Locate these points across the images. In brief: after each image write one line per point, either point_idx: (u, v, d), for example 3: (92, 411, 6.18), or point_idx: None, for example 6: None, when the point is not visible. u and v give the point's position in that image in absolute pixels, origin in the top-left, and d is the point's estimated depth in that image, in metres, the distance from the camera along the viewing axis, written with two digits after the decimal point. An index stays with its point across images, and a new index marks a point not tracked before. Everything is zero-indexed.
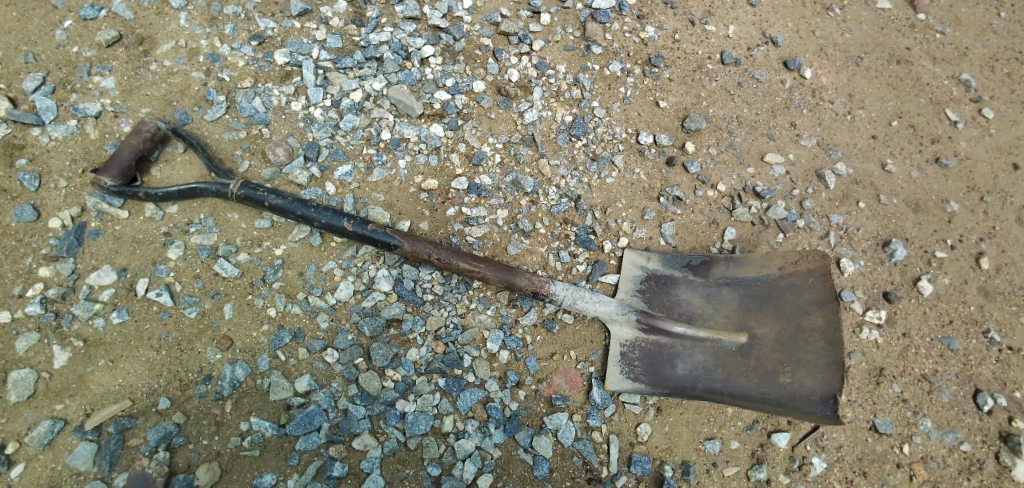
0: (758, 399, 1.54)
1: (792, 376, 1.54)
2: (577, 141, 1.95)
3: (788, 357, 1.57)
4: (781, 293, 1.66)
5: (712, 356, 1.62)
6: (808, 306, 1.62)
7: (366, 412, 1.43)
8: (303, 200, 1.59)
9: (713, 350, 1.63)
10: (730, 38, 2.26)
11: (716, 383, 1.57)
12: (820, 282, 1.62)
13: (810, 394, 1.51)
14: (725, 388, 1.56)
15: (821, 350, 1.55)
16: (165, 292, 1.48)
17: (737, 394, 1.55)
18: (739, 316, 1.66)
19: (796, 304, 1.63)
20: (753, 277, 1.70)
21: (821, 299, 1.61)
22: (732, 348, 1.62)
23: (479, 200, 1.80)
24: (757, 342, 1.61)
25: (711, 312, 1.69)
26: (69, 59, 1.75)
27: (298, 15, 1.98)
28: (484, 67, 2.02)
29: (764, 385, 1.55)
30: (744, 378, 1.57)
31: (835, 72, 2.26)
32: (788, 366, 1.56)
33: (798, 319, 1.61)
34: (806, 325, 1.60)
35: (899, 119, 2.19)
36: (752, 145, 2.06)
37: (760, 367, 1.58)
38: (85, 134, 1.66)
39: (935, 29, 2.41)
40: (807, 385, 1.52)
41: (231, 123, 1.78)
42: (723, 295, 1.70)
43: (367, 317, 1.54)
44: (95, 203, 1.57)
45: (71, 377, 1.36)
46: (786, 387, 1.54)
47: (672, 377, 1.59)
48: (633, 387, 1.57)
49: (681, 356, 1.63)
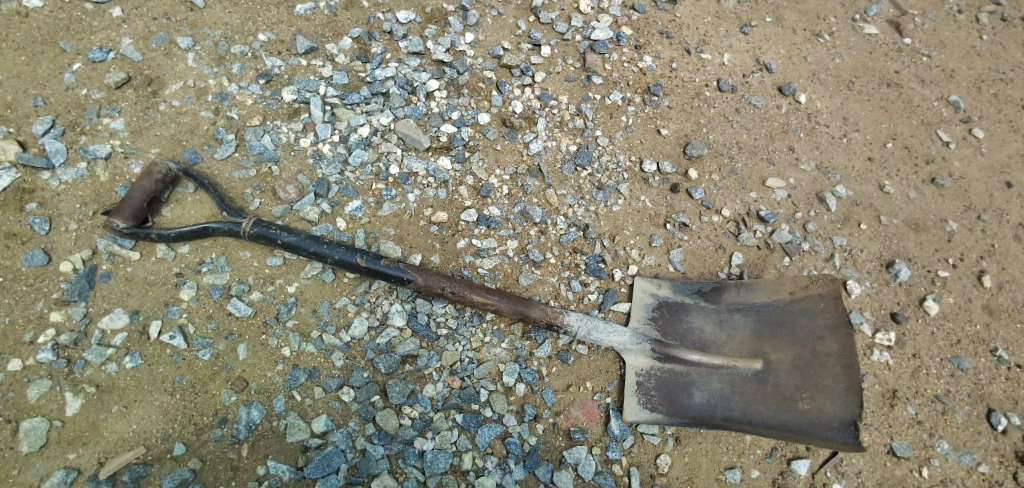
0: (778, 426, 1.54)
1: (810, 402, 1.54)
2: (583, 171, 1.98)
3: (805, 383, 1.57)
4: (793, 318, 1.67)
5: (728, 384, 1.62)
6: (822, 331, 1.62)
7: (384, 451, 1.42)
8: (315, 237, 1.59)
9: (728, 377, 1.63)
10: (725, 65, 2.32)
11: (734, 410, 1.57)
12: (832, 307, 1.64)
13: (829, 420, 1.51)
14: (744, 415, 1.56)
15: (838, 375, 1.55)
16: (178, 334, 1.47)
17: (755, 421, 1.55)
18: (753, 342, 1.67)
19: (810, 329, 1.64)
20: (764, 303, 1.71)
21: (835, 324, 1.62)
22: (748, 374, 1.62)
23: (489, 232, 1.81)
24: (773, 368, 1.62)
25: (725, 338, 1.69)
26: (78, 101, 1.76)
27: (305, 52, 2.01)
28: (489, 100, 2.06)
29: (783, 412, 1.55)
30: (763, 405, 1.57)
31: (828, 96, 2.32)
32: (806, 392, 1.56)
33: (812, 344, 1.62)
34: (820, 349, 1.60)
35: (893, 141, 2.24)
36: (753, 171, 2.10)
37: (777, 394, 1.58)
38: (95, 177, 1.66)
39: (922, 53, 2.49)
40: (826, 411, 1.52)
41: (242, 161, 1.79)
42: (736, 321, 1.71)
43: (382, 354, 1.53)
44: (106, 245, 1.56)
45: (84, 425, 1.34)
46: (805, 414, 1.53)
47: (689, 406, 1.59)
48: (651, 417, 1.56)
49: (697, 384, 1.63)
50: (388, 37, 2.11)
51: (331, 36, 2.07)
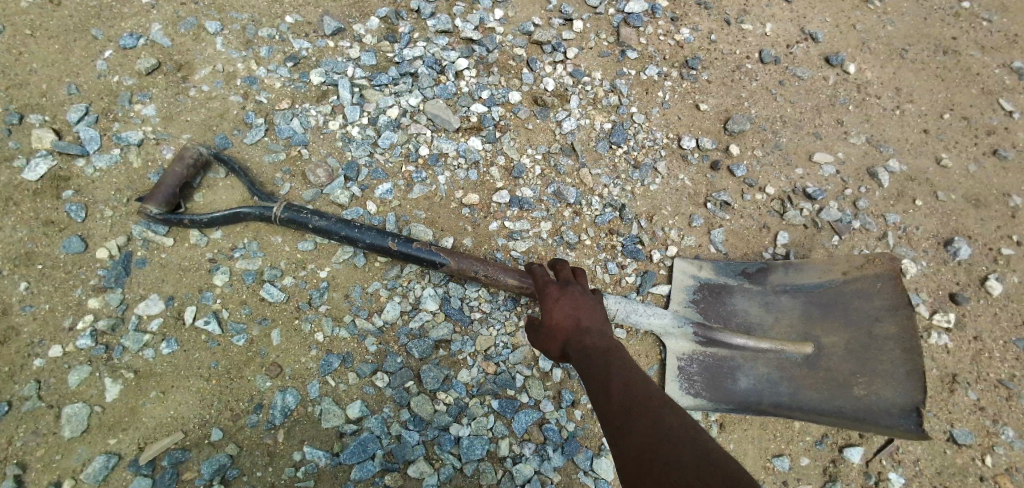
0: (832, 412, 1.45)
1: (867, 387, 1.45)
2: (617, 149, 1.90)
3: (862, 368, 1.48)
4: (848, 299, 1.57)
5: (776, 368, 1.53)
6: (879, 312, 1.52)
7: (420, 437, 1.39)
8: (345, 220, 1.54)
9: (776, 361, 1.54)
10: (768, 36, 2.18)
11: (783, 396, 1.49)
12: (890, 287, 1.53)
13: (890, 406, 1.42)
14: (794, 401, 1.48)
15: (898, 359, 1.46)
16: (213, 319, 1.46)
17: (806, 407, 1.47)
18: (803, 325, 1.58)
19: (865, 311, 1.54)
20: (814, 284, 1.62)
21: (894, 306, 1.51)
22: (798, 359, 1.53)
23: (522, 214, 1.76)
24: (825, 353, 1.53)
25: (772, 321, 1.60)
26: (111, 88, 1.76)
27: (332, 34, 1.96)
28: (519, 78, 1.98)
29: (836, 398, 1.47)
30: (814, 391, 1.49)
31: (879, 66, 2.17)
32: (862, 377, 1.47)
33: (868, 326, 1.52)
34: (878, 332, 1.51)
35: (951, 112, 2.09)
36: (799, 146, 1.98)
37: (830, 379, 1.49)
38: (128, 163, 1.66)
39: (981, 17, 2.30)
40: (885, 397, 1.43)
41: (271, 145, 1.77)
42: (784, 303, 1.62)
43: (416, 339, 1.49)
44: (141, 231, 1.56)
45: (123, 410, 1.35)
46: (862, 400, 1.45)
47: (734, 392, 1.52)
48: (694, 403, 1.51)
49: (743, 369, 1.54)
50: (416, 16, 2.05)
51: (358, 17, 2.01)
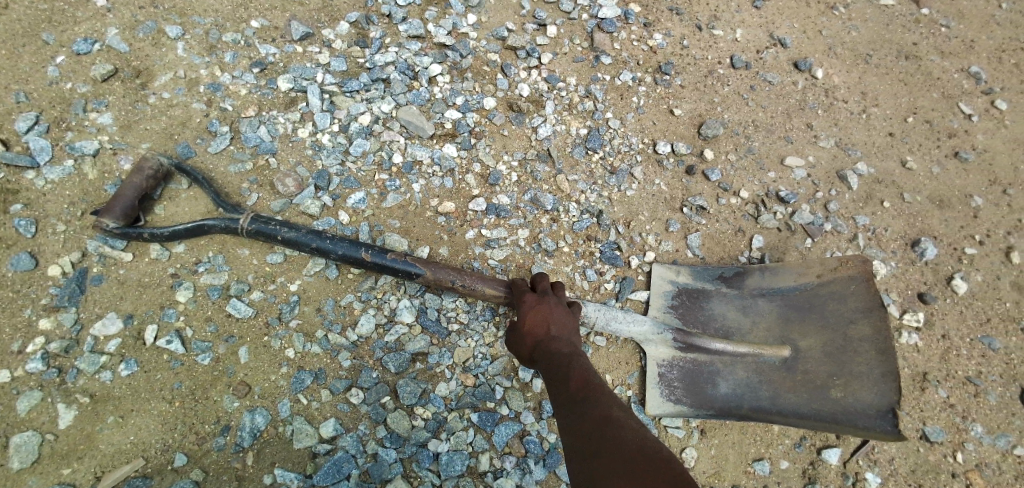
0: (810, 415, 1.47)
1: (844, 389, 1.46)
2: (594, 155, 1.89)
3: (839, 370, 1.49)
4: (823, 301, 1.58)
5: (755, 372, 1.54)
6: (854, 315, 1.53)
7: (397, 455, 1.35)
8: (316, 231, 1.49)
9: (754, 365, 1.55)
10: (738, 41, 2.21)
11: (763, 401, 1.50)
12: (863, 290, 1.54)
13: (866, 408, 1.43)
14: (773, 405, 1.49)
15: (873, 360, 1.46)
16: (175, 338, 1.39)
17: (786, 411, 1.49)
18: (780, 328, 1.59)
19: (841, 313, 1.55)
20: (790, 287, 1.63)
21: (867, 307, 1.52)
22: (776, 362, 1.55)
23: (499, 221, 1.73)
24: (803, 356, 1.54)
25: (749, 325, 1.62)
26: (63, 96, 1.67)
27: (300, 39, 1.91)
28: (493, 83, 1.96)
29: (814, 401, 1.48)
30: (792, 394, 1.50)
31: (846, 71, 2.22)
32: (839, 380, 1.48)
33: (844, 328, 1.53)
34: (853, 334, 1.52)
35: (914, 115, 2.15)
36: (771, 150, 2.01)
37: (808, 382, 1.50)
38: (83, 174, 1.58)
39: (940, 23, 2.38)
40: (862, 399, 1.44)
41: (237, 154, 1.70)
42: (761, 307, 1.63)
43: (391, 352, 1.45)
44: (97, 247, 1.48)
45: (79, 438, 1.27)
46: (839, 402, 1.46)
47: (714, 397, 1.52)
48: (676, 410, 1.51)
49: (723, 374, 1.55)
50: (387, 20, 2.01)
51: (326, 21, 1.96)
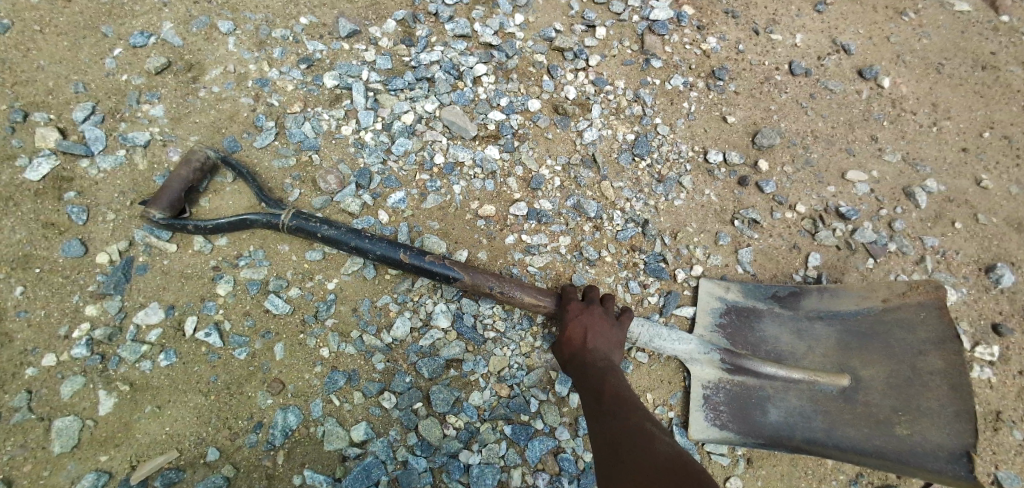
0: (871, 452, 1.35)
1: (910, 426, 1.36)
2: (641, 161, 1.81)
3: (905, 405, 1.38)
4: (888, 328, 1.48)
5: (810, 401, 1.44)
6: (923, 345, 1.43)
7: (427, 464, 1.31)
8: (356, 230, 1.47)
9: (809, 393, 1.44)
10: (798, 47, 2.09)
11: (817, 432, 1.39)
12: (935, 317, 1.44)
13: (936, 449, 1.32)
14: (829, 438, 1.38)
15: (946, 397, 1.36)
16: (214, 332, 1.39)
17: (843, 446, 1.37)
18: (839, 355, 1.48)
19: (908, 342, 1.45)
20: (851, 311, 1.53)
21: (940, 339, 1.42)
22: (833, 392, 1.44)
23: (540, 227, 1.68)
24: (864, 386, 1.43)
25: (804, 350, 1.51)
26: (119, 87, 1.71)
27: (347, 36, 1.90)
28: (539, 85, 1.91)
29: (878, 437, 1.37)
30: (852, 427, 1.39)
31: (915, 80, 2.07)
32: (905, 415, 1.37)
33: (912, 359, 1.42)
34: (922, 366, 1.41)
35: (991, 130, 1.99)
36: (831, 162, 1.88)
37: (869, 415, 1.39)
38: (134, 165, 1.61)
39: (1021, 31, 2.19)
40: (930, 438, 1.33)
41: (281, 150, 1.71)
42: (818, 331, 1.53)
43: (426, 357, 1.41)
44: (143, 237, 1.50)
45: (117, 425, 1.28)
46: (904, 439, 1.35)
47: (763, 424, 1.42)
48: (721, 436, 1.41)
49: (774, 400, 1.45)
50: (434, 19, 1.98)
51: (374, 19, 1.95)
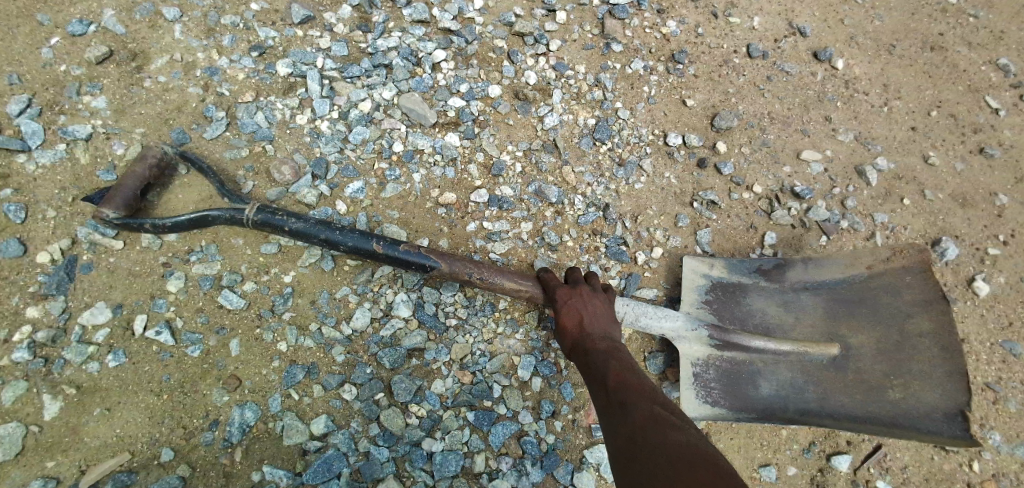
0: (867, 418, 1.41)
1: (903, 390, 1.42)
2: (602, 146, 1.82)
3: (895, 370, 1.44)
4: (874, 295, 1.54)
5: (800, 372, 1.48)
6: (911, 309, 1.49)
7: (390, 454, 1.31)
8: (326, 222, 1.42)
9: (799, 364, 1.49)
10: (756, 30, 2.12)
11: (810, 403, 1.44)
12: (920, 280, 1.51)
13: (930, 411, 1.38)
14: (822, 408, 1.43)
15: (936, 358, 1.42)
16: (165, 330, 1.35)
17: (836, 415, 1.42)
18: (826, 325, 1.53)
19: (894, 306, 1.51)
20: (836, 280, 1.58)
21: (927, 300, 1.48)
22: (824, 361, 1.49)
23: (501, 213, 1.67)
24: (854, 353, 1.49)
25: (792, 321, 1.56)
26: (57, 78, 1.63)
27: (300, 22, 1.85)
28: (499, 70, 1.89)
29: (871, 402, 1.42)
30: (844, 395, 1.44)
31: (868, 62, 2.12)
32: (897, 380, 1.43)
33: (900, 323, 1.49)
34: (911, 329, 1.47)
35: (939, 109, 2.05)
36: (786, 143, 1.92)
37: (861, 383, 1.45)
38: (76, 159, 1.54)
39: (968, 13, 2.25)
40: (924, 400, 1.39)
41: (233, 141, 1.66)
42: (804, 302, 1.58)
43: (387, 348, 1.40)
44: (86, 234, 1.44)
45: (64, 430, 1.25)
46: (898, 403, 1.41)
47: (756, 399, 1.46)
48: (713, 413, 1.43)
49: (764, 374, 1.49)
50: (391, 4, 1.94)
51: (328, 4, 1.90)
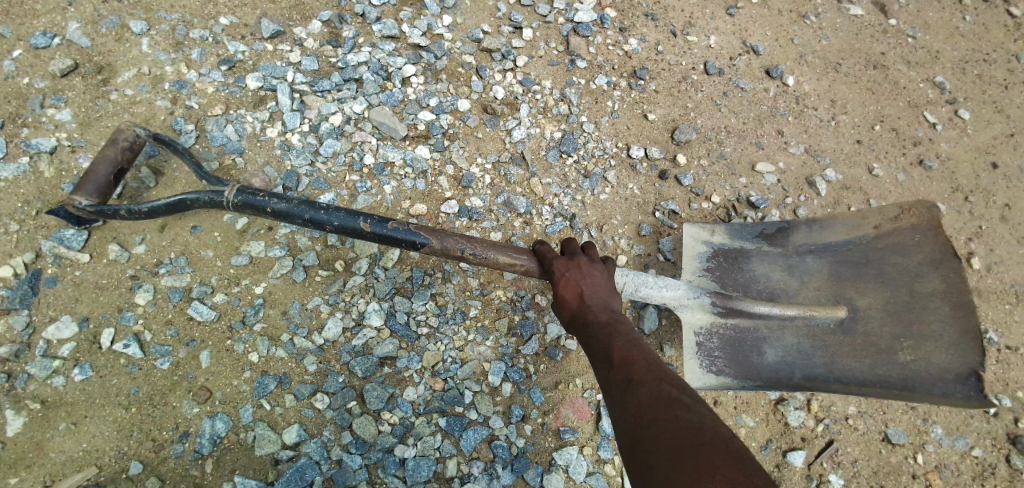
0: (876, 381, 1.47)
1: (913, 352, 1.47)
2: (568, 158, 1.89)
3: (905, 332, 1.50)
4: (882, 255, 1.59)
5: (807, 338, 1.57)
6: (920, 269, 1.54)
7: (362, 461, 1.33)
8: (310, 202, 1.40)
9: (805, 329, 1.58)
10: (712, 48, 2.24)
11: (818, 368, 1.52)
12: (929, 238, 1.55)
13: (942, 372, 1.43)
14: (830, 373, 1.51)
15: (947, 318, 1.46)
16: (133, 342, 1.35)
17: (844, 379, 1.50)
18: (831, 288, 1.62)
19: (903, 266, 1.56)
20: (842, 242, 1.65)
21: (936, 259, 1.52)
22: (829, 325, 1.57)
23: (470, 224, 1.72)
24: (862, 316, 1.56)
25: (797, 285, 1.65)
26: (19, 91, 1.62)
27: (270, 37, 1.87)
28: (468, 85, 1.95)
29: (880, 364, 1.49)
30: (852, 359, 1.52)
31: (816, 79, 2.26)
32: (907, 342, 1.48)
33: (909, 284, 1.54)
34: (920, 289, 1.52)
35: (881, 123, 2.20)
36: (742, 155, 2.03)
37: (870, 347, 1.52)
38: (39, 172, 1.53)
39: (907, 34, 2.42)
40: (935, 362, 1.44)
41: (202, 153, 1.67)
42: (808, 265, 1.67)
43: (359, 356, 1.43)
44: (51, 248, 1.43)
45: (28, 445, 1.23)
46: (908, 365, 1.46)
47: (762, 365, 1.55)
48: (718, 382, 1.52)
49: (770, 341, 1.58)
50: (361, 20, 1.98)
51: (299, 20, 1.93)
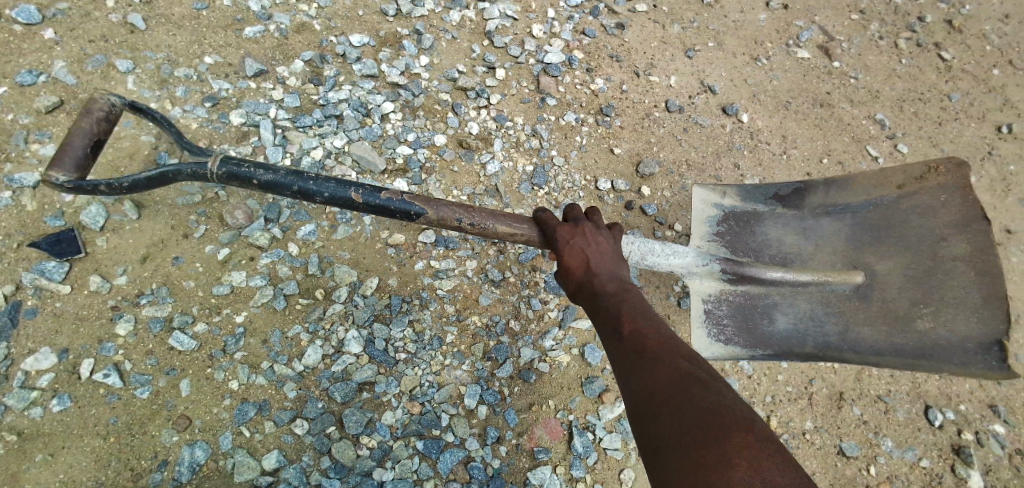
0: (890, 350, 1.57)
1: (933, 321, 1.54)
2: (539, 190, 2.00)
3: (926, 299, 1.57)
4: (904, 218, 1.70)
5: (820, 306, 1.70)
6: (946, 232, 1.61)
7: (340, 485, 1.36)
8: (297, 172, 1.37)
9: (819, 297, 1.71)
10: (672, 87, 2.41)
11: (830, 336, 1.64)
12: (956, 198, 1.62)
13: (965, 341, 1.49)
14: (843, 341, 1.63)
15: (970, 285, 1.53)
16: (113, 372, 1.37)
17: (857, 349, 1.61)
18: (847, 255, 1.74)
19: (929, 229, 1.64)
20: (860, 205, 1.78)
21: (964, 220, 1.59)
22: (843, 294, 1.69)
23: (448, 252, 1.74)
24: (881, 283, 1.66)
25: (811, 251, 1.79)
26: (4, 127, 1.66)
27: (253, 75, 1.95)
28: (444, 121, 2.06)
29: (898, 333, 1.58)
30: (866, 329, 1.62)
31: (768, 116, 2.45)
32: (927, 310, 1.56)
33: (933, 249, 1.61)
34: (944, 254, 1.59)
35: (828, 157, 2.39)
36: (702, 187, 2.18)
37: (888, 315, 1.61)
38: (22, 206, 1.56)
39: (849, 75, 2.64)
40: (957, 330, 1.51)
41: (185, 187, 1.67)
42: (822, 229, 1.81)
43: (338, 382, 1.47)
44: (32, 279, 1.46)
45: (3, 477, 1.24)
46: (927, 333, 1.54)
47: (773, 332, 1.68)
48: (727, 351, 1.65)
49: (780, 308, 1.71)
50: (342, 60, 2.08)
51: (282, 59, 2.02)
